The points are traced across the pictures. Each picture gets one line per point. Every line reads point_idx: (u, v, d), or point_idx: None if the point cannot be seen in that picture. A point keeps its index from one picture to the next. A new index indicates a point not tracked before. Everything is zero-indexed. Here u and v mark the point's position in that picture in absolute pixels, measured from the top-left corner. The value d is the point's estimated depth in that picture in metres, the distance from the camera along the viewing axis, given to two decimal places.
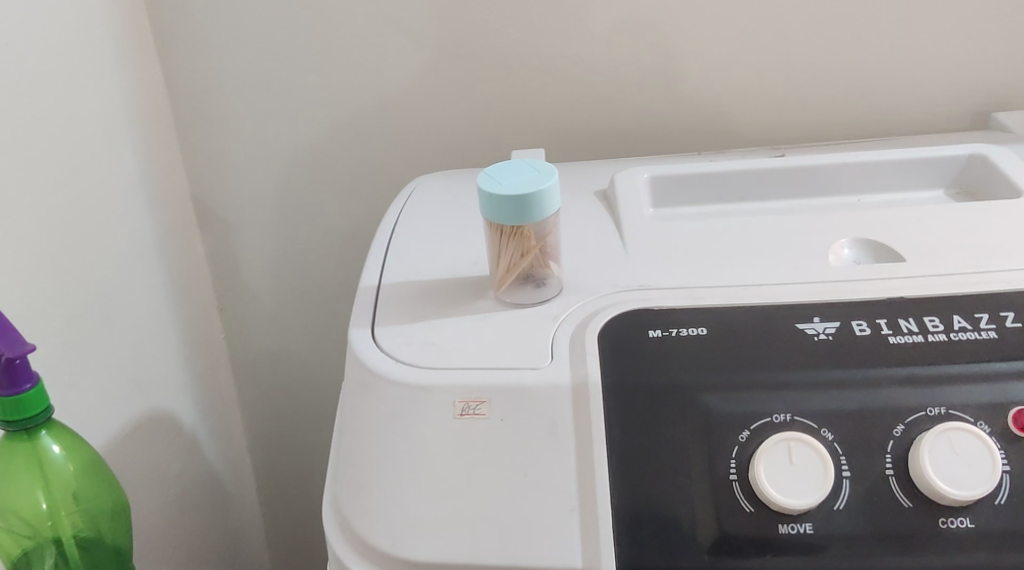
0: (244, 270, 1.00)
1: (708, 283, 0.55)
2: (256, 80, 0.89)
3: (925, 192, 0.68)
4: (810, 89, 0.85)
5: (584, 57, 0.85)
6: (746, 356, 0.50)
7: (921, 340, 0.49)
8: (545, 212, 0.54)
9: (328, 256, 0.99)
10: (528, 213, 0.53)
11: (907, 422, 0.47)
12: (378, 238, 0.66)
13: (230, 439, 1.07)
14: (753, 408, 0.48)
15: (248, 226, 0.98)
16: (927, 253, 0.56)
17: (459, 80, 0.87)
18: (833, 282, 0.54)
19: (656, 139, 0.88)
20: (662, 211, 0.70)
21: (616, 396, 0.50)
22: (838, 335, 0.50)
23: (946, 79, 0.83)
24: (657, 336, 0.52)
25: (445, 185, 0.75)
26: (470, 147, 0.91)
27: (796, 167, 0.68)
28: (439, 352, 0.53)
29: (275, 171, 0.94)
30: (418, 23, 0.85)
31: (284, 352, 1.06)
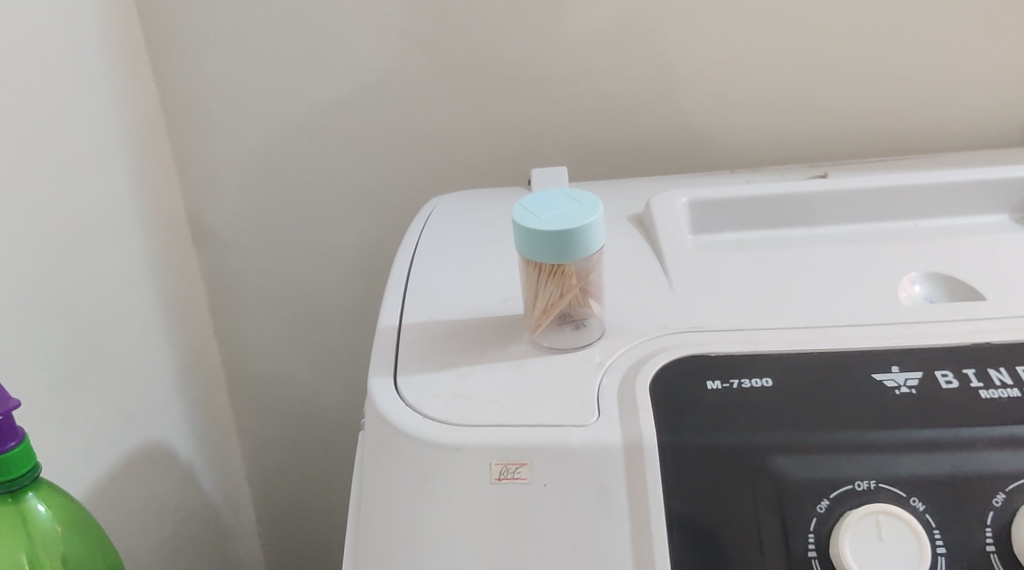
0: (243, 293, 0.94)
1: (768, 324, 0.50)
2: (256, 92, 0.83)
3: (988, 217, 0.63)
4: (850, 101, 0.78)
5: (609, 68, 0.79)
6: (820, 413, 0.45)
7: (1017, 395, 0.44)
8: (588, 250, 0.48)
9: (334, 281, 0.93)
10: (569, 251, 0.48)
11: (1008, 490, 0.42)
12: (396, 269, 0.60)
13: (227, 470, 1.01)
14: (832, 473, 0.43)
15: (248, 249, 0.92)
16: (1008, 292, 0.50)
17: (474, 93, 0.81)
18: (909, 323, 0.49)
19: (685, 156, 0.82)
20: (702, 238, 0.64)
21: (675, 459, 0.44)
22: (922, 388, 0.45)
23: (1001, 94, 0.77)
24: (717, 389, 0.47)
25: (464, 207, 0.70)
26: (486, 164, 0.85)
27: (847, 190, 0.63)
28: (471, 407, 0.47)
29: (277, 189, 0.88)
30: (431, 32, 0.79)
31: (286, 380, 1.00)
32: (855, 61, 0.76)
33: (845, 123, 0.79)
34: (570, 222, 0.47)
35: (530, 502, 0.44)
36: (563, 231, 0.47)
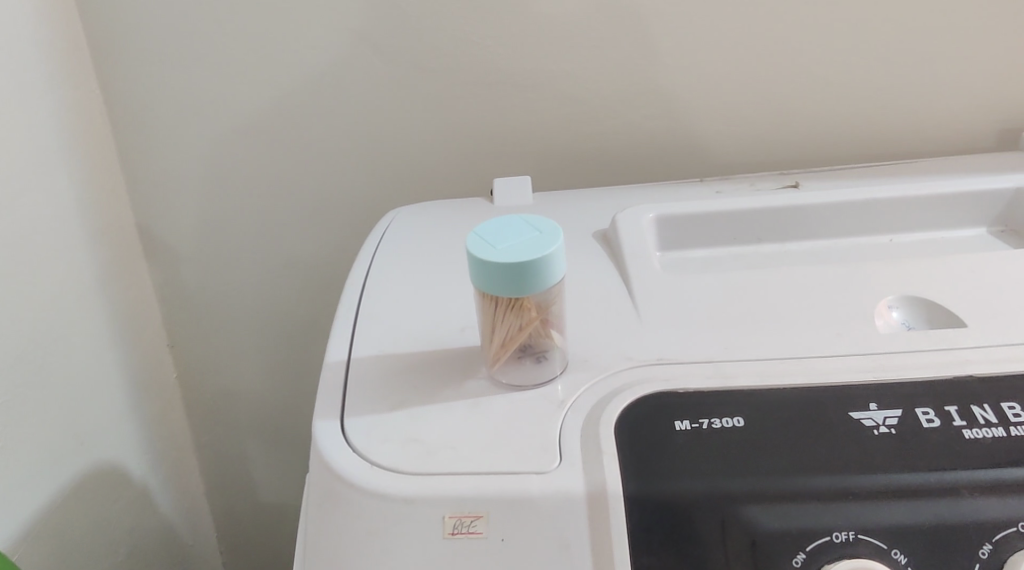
0: (196, 307, 0.90)
1: (740, 356, 0.47)
2: (205, 99, 0.78)
3: (966, 231, 0.61)
4: (826, 105, 0.75)
5: (576, 74, 0.75)
6: (795, 456, 0.42)
7: (1002, 435, 0.42)
8: (537, 286, 0.45)
9: (289, 298, 0.89)
10: (527, 284, 0.45)
11: (996, 541, 0.40)
12: (347, 294, 0.57)
13: (185, 487, 0.96)
14: (809, 523, 0.41)
15: (199, 264, 0.87)
16: (988, 319, 0.48)
17: (434, 99, 0.77)
18: (887, 353, 0.46)
19: (653, 162, 0.79)
20: (669, 254, 0.61)
21: (641, 511, 0.42)
22: (901, 427, 0.43)
23: (978, 97, 0.75)
24: (685, 430, 0.44)
25: (422, 222, 0.66)
26: (446, 173, 0.81)
27: (820, 204, 0.60)
28: (425, 453, 0.44)
29: (227, 199, 0.83)
30: (390, 36, 0.74)
31: (244, 399, 0.96)
32: (832, 62, 0.73)
33: (820, 127, 0.77)
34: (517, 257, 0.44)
35: (485, 558, 0.42)
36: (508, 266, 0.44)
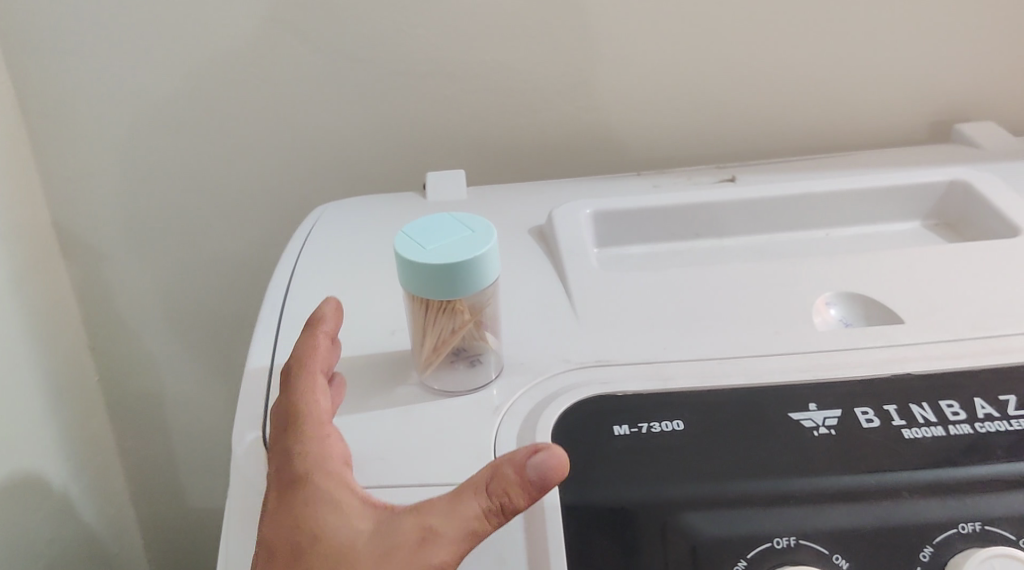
0: (119, 306, 0.85)
1: (679, 357, 0.46)
2: (122, 87, 0.74)
3: (901, 225, 0.61)
4: (764, 97, 0.75)
5: (512, 65, 0.73)
6: (737, 461, 0.41)
7: (942, 434, 0.42)
8: (475, 284, 0.43)
9: (216, 298, 0.85)
10: (461, 285, 0.43)
11: (937, 543, 0.39)
12: (272, 297, 0.54)
13: (110, 494, 0.92)
14: (750, 529, 0.40)
15: (119, 263, 0.83)
16: (925, 316, 0.48)
17: (366, 90, 0.74)
18: (826, 352, 0.46)
19: (591, 155, 0.78)
20: (606, 251, 0.60)
21: (580, 521, 0.40)
22: (841, 428, 0.42)
23: (911, 91, 0.75)
24: (624, 435, 0.43)
25: (352, 218, 0.63)
26: (378, 166, 0.78)
27: (757, 199, 0.59)
28: (355, 465, 0.42)
29: (149, 193, 0.79)
30: (317, 25, 0.71)
31: (170, 401, 0.92)
32: (770, 55, 0.73)
33: (758, 120, 0.76)
34: (452, 255, 0.43)
35: None
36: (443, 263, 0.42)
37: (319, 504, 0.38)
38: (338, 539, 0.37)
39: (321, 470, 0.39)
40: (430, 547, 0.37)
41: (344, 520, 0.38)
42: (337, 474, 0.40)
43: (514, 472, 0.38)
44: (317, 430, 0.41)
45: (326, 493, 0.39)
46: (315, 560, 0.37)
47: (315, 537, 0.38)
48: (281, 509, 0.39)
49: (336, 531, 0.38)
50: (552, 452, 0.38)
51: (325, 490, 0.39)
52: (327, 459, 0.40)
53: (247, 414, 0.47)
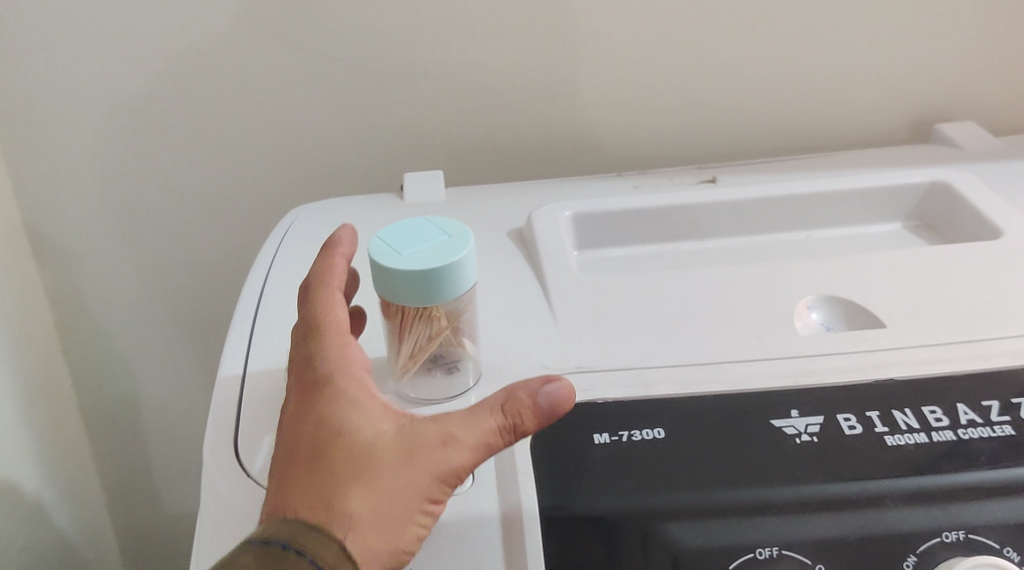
0: (92, 309, 0.83)
1: (660, 362, 0.46)
2: (93, 87, 0.72)
3: (881, 226, 0.60)
4: (745, 97, 0.74)
5: (491, 64, 0.72)
6: (718, 470, 0.41)
7: (924, 440, 0.42)
8: (452, 289, 0.42)
9: (191, 301, 0.84)
10: (439, 291, 0.42)
11: (921, 552, 0.39)
12: (245, 304, 0.53)
13: (85, 500, 0.90)
14: (732, 539, 0.39)
15: (92, 265, 0.81)
16: (907, 319, 0.47)
17: (342, 90, 0.73)
18: (808, 357, 0.45)
19: (571, 156, 0.77)
20: (586, 253, 0.60)
21: (559, 532, 0.40)
22: (823, 435, 0.42)
23: (892, 91, 0.74)
24: (605, 444, 0.42)
25: (328, 220, 0.62)
26: (355, 168, 0.77)
27: (738, 200, 0.59)
28: None
29: (122, 195, 0.77)
30: (292, 24, 0.70)
31: (145, 406, 0.90)
32: (751, 54, 0.72)
33: (739, 120, 0.75)
34: (425, 263, 0.42)
35: None
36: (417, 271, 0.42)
37: (344, 405, 0.39)
38: (363, 437, 0.39)
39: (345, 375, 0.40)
40: (449, 451, 0.39)
41: (365, 419, 0.39)
42: (360, 379, 0.40)
43: (528, 398, 0.39)
44: (336, 339, 0.42)
45: (351, 395, 0.40)
46: (340, 454, 0.38)
47: (340, 434, 0.39)
48: (302, 410, 0.40)
49: (359, 432, 0.39)
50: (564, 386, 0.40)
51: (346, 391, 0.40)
52: (348, 364, 0.41)
53: (220, 423, 0.46)
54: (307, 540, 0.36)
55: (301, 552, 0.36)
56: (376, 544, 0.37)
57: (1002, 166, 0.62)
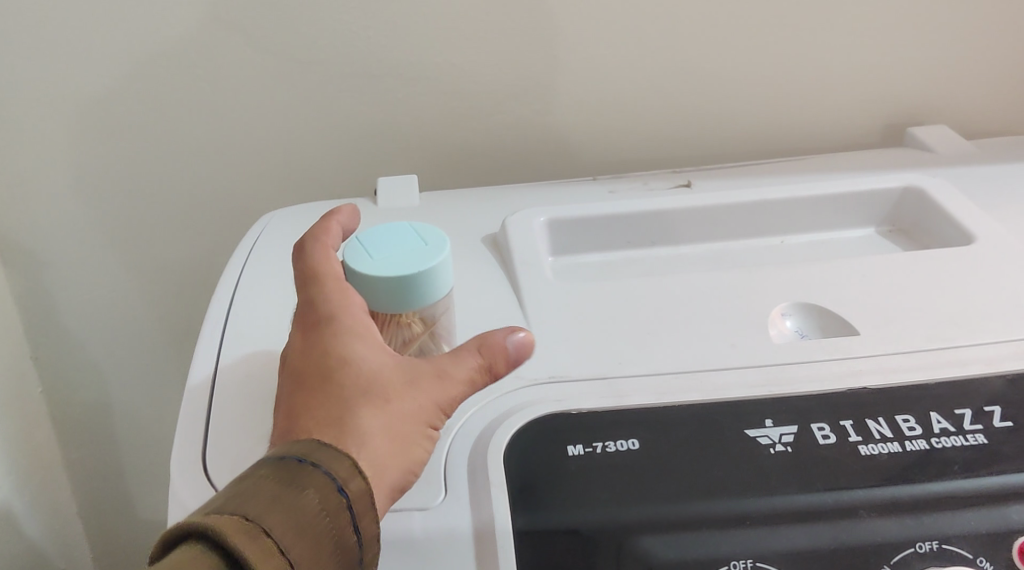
0: (61, 316, 0.82)
1: (634, 371, 0.46)
2: (59, 89, 0.71)
3: (855, 230, 0.60)
4: (719, 100, 0.74)
5: (464, 68, 0.71)
6: (693, 481, 0.41)
7: (898, 449, 0.42)
8: (421, 299, 0.42)
9: (162, 306, 0.82)
10: (406, 299, 0.42)
11: (894, 563, 0.39)
12: (214, 313, 0.52)
13: (56, 508, 0.88)
14: (707, 552, 0.39)
15: (60, 269, 0.79)
16: (880, 326, 0.47)
17: (314, 94, 0.72)
18: (781, 365, 0.45)
19: (546, 159, 0.76)
20: (561, 259, 0.59)
21: (533, 548, 0.40)
22: (797, 445, 0.42)
23: (865, 95, 0.75)
24: (579, 455, 0.42)
25: (300, 225, 0.61)
26: (328, 171, 0.76)
27: (712, 206, 0.59)
28: None
29: (90, 199, 0.76)
30: (262, 26, 0.69)
31: (117, 412, 0.89)
32: (725, 58, 0.72)
33: (714, 123, 0.75)
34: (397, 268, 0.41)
35: None
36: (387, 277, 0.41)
37: (349, 336, 0.40)
38: (369, 366, 0.39)
39: (351, 311, 0.41)
40: (446, 382, 0.41)
41: (370, 358, 0.40)
42: (365, 312, 0.41)
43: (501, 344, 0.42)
44: (336, 282, 0.42)
45: (356, 326, 0.40)
46: (346, 381, 0.39)
47: (347, 364, 0.39)
48: (309, 348, 0.40)
49: (365, 367, 0.39)
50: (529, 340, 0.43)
51: (350, 332, 0.40)
52: (350, 305, 0.41)
53: (188, 435, 0.45)
54: (320, 455, 0.36)
55: (316, 465, 0.36)
56: (383, 466, 0.38)
57: (974, 171, 0.62)
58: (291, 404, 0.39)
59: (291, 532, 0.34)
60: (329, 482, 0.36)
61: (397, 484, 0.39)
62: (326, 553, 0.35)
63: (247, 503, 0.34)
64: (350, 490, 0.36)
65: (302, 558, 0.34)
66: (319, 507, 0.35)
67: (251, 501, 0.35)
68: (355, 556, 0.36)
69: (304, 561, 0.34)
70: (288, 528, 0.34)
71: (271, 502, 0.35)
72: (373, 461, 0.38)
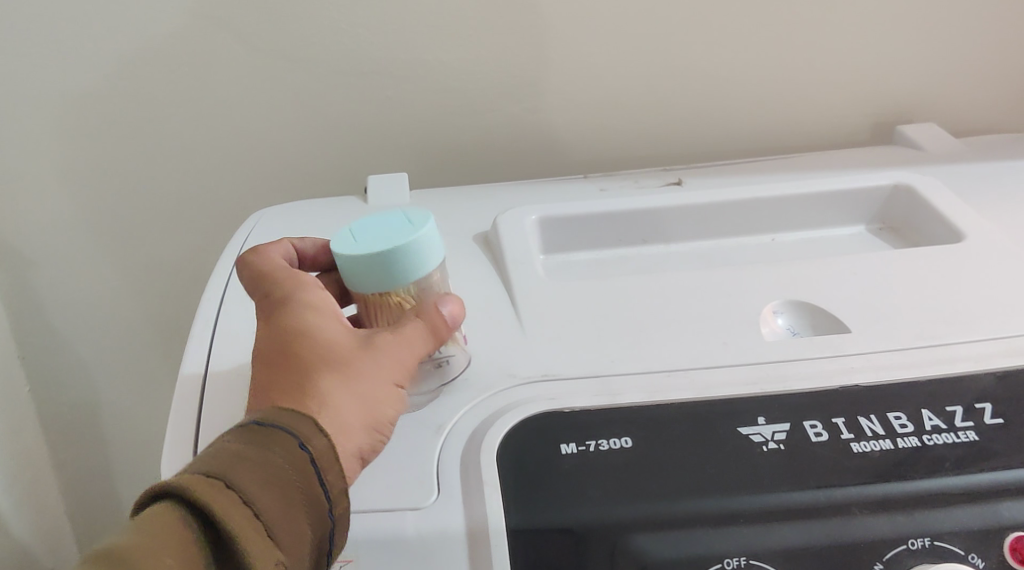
0: (48, 314, 0.81)
1: (626, 370, 0.46)
2: (45, 86, 0.70)
3: (846, 228, 0.60)
4: (709, 98, 0.74)
5: (455, 66, 0.71)
6: (686, 480, 0.41)
7: (890, 447, 0.42)
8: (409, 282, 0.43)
9: (150, 305, 0.82)
10: (393, 272, 0.43)
11: (887, 560, 0.39)
12: (204, 311, 0.52)
13: (44, 507, 0.87)
14: (700, 550, 0.39)
15: (47, 268, 0.78)
16: (872, 324, 0.48)
17: (303, 92, 0.72)
18: (774, 363, 0.45)
19: (537, 157, 0.76)
20: (553, 257, 0.59)
21: (527, 545, 0.40)
22: (790, 442, 0.42)
23: (854, 93, 0.75)
24: (571, 454, 0.42)
25: (291, 223, 0.61)
26: (318, 169, 0.75)
27: (703, 204, 0.59)
28: None
29: (78, 197, 0.75)
30: (251, 23, 0.68)
31: (105, 411, 0.88)
32: (714, 56, 0.72)
33: (704, 120, 0.75)
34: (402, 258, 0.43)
35: None
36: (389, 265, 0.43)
37: (307, 311, 0.42)
38: (327, 334, 0.41)
39: (307, 290, 0.43)
40: (405, 345, 0.42)
41: (327, 329, 0.41)
42: (322, 291, 0.43)
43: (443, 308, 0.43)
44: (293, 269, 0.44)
45: (311, 300, 0.42)
46: (305, 349, 0.40)
47: (304, 334, 0.41)
48: (269, 326, 0.42)
49: (322, 336, 0.41)
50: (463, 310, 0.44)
51: (306, 306, 0.42)
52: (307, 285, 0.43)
53: (178, 434, 0.45)
54: (281, 418, 0.38)
55: (276, 426, 0.37)
56: (346, 426, 0.39)
57: (963, 168, 0.62)
58: (256, 381, 0.40)
59: (257, 484, 0.35)
60: (291, 438, 0.37)
61: (364, 445, 0.40)
62: (294, 504, 0.36)
63: (210, 462, 0.36)
64: (313, 446, 0.37)
65: (271, 508, 0.35)
66: (283, 461, 0.36)
67: (215, 461, 0.36)
68: (326, 508, 0.37)
69: (272, 512, 0.35)
70: (253, 482, 0.35)
71: (234, 459, 0.36)
72: (338, 420, 0.39)
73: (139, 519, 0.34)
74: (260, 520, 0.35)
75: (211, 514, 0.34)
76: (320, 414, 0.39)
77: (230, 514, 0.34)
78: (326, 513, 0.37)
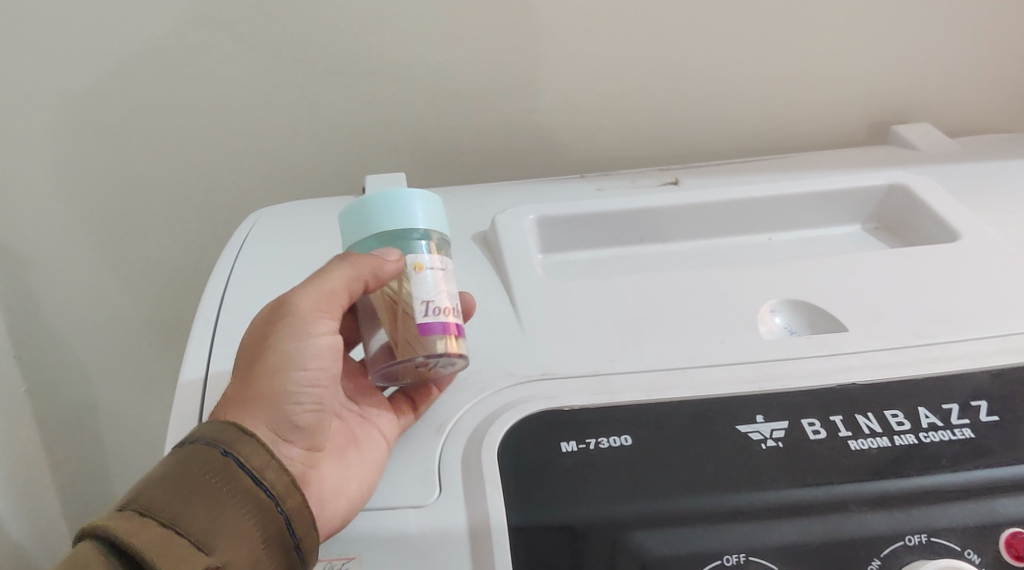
0: (45, 314, 0.81)
1: (625, 369, 0.46)
2: (43, 87, 0.70)
3: (842, 227, 0.61)
4: (705, 98, 0.75)
5: (452, 66, 0.71)
6: (685, 477, 0.41)
7: (887, 444, 0.42)
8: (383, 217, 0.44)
9: (148, 305, 0.82)
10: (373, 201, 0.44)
11: (884, 556, 0.40)
12: (204, 311, 0.52)
13: (42, 508, 0.87)
14: (699, 546, 0.40)
15: (45, 268, 0.78)
16: (868, 322, 0.48)
17: (301, 92, 0.72)
18: (771, 362, 0.46)
19: (535, 157, 0.76)
20: (551, 257, 0.59)
21: (526, 542, 0.40)
22: (788, 440, 0.42)
23: (850, 94, 0.75)
24: (572, 452, 0.42)
25: (290, 223, 0.61)
26: (315, 169, 0.76)
27: (701, 204, 0.59)
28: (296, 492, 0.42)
29: (76, 197, 0.75)
30: (248, 24, 0.69)
31: (103, 411, 0.88)
32: (711, 56, 0.72)
33: (701, 120, 0.76)
34: (382, 215, 0.44)
35: None
36: (387, 235, 0.44)
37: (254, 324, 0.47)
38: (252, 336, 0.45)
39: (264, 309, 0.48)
40: (287, 313, 0.43)
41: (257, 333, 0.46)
42: None
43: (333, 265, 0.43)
44: None
45: None
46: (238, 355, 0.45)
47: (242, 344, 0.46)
48: None
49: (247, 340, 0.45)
50: (387, 267, 0.42)
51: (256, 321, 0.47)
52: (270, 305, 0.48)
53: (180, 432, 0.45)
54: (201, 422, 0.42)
55: (195, 437, 0.40)
56: (242, 403, 0.42)
57: (959, 168, 0.63)
58: None
59: (177, 501, 0.39)
60: (213, 448, 0.40)
61: (266, 417, 0.42)
62: (220, 513, 0.39)
63: (134, 492, 0.39)
64: (236, 452, 0.40)
65: (195, 519, 0.38)
66: (203, 471, 0.39)
67: (140, 489, 0.39)
68: (265, 500, 0.40)
69: (196, 522, 0.38)
70: (172, 501, 0.38)
71: (155, 483, 0.39)
72: (232, 404, 0.42)
73: (72, 547, 0.39)
74: (181, 534, 0.38)
75: (135, 538, 0.37)
76: (225, 402, 0.42)
77: (142, 537, 0.37)
78: (264, 506, 0.40)
